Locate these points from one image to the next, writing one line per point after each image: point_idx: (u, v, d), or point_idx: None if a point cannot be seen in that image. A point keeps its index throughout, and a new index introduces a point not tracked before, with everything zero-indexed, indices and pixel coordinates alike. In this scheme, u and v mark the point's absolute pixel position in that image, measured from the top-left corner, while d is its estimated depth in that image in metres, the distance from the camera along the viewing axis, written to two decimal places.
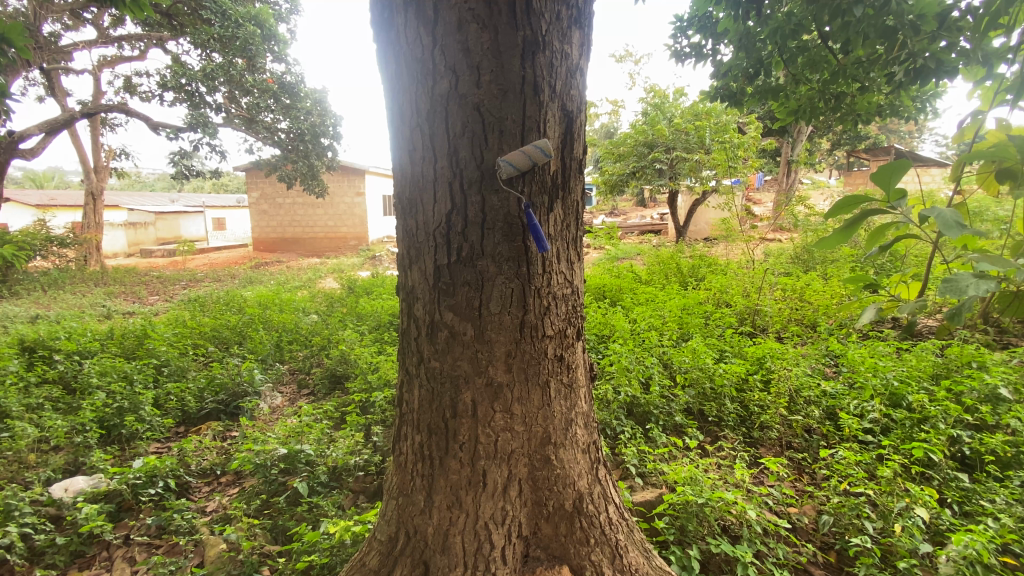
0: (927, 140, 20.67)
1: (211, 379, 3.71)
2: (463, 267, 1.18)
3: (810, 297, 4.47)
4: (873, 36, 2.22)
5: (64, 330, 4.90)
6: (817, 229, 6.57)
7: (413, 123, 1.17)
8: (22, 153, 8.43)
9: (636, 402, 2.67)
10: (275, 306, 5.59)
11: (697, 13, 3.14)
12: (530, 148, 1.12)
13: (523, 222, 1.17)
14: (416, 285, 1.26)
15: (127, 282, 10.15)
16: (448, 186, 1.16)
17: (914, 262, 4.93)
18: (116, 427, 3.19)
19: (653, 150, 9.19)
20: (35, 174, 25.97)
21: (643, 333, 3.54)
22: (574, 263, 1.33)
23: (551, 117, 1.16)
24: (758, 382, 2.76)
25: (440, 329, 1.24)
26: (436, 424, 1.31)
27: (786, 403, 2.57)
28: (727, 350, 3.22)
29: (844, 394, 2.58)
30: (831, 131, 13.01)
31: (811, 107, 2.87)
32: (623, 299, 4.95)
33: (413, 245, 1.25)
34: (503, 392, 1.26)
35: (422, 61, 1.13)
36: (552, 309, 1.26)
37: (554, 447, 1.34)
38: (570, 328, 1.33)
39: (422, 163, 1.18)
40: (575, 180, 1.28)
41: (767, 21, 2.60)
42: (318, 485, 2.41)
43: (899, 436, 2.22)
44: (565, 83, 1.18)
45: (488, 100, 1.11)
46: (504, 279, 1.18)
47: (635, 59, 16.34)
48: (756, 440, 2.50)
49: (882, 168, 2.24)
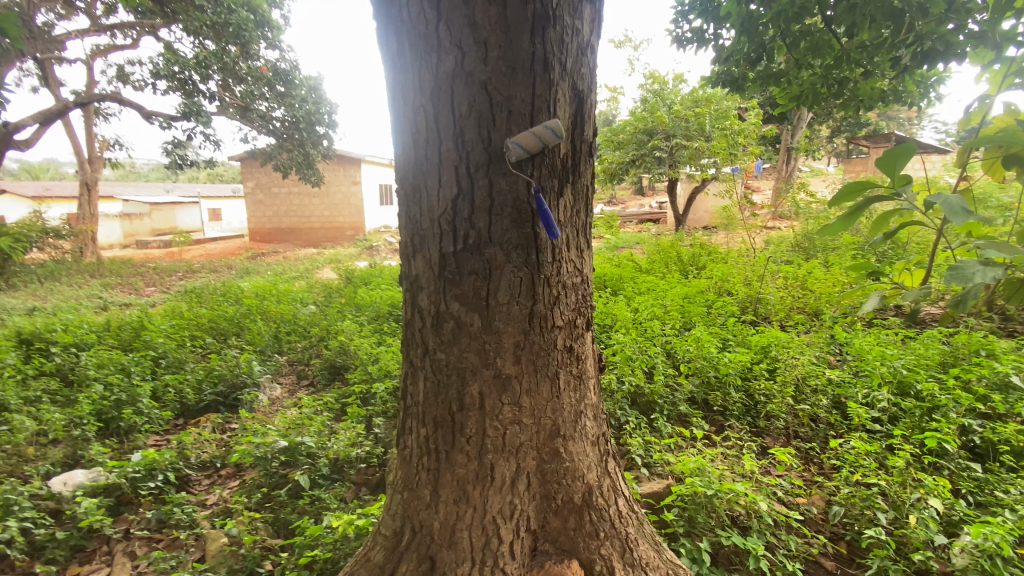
0: (926, 128, 20.58)
1: (209, 371, 3.68)
2: (470, 254, 1.13)
3: (813, 285, 4.46)
4: (880, 18, 2.23)
5: (59, 323, 4.84)
6: (818, 216, 6.54)
7: (416, 103, 1.11)
8: (16, 143, 8.32)
9: (640, 391, 2.63)
10: (273, 299, 5.53)
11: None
12: (542, 129, 1.06)
13: (532, 207, 1.12)
14: (420, 274, 1.22)
15: (123, 274, 10.06)
16: (454, 171, 1.10)
17: (917, 249, 4.90)
18: (113, 420, 3.16)
19: (652, 137, 9.01)
20: (28, 166, 25.69)
21: (645, 322, 3.52)
22: (583, 251, 1.28)
23: (562, 97, 1.11)
24: (764, 371, 2.71)
25: (446, 320, 1.20)
26: (441, 418, 1.27)
27: (792, 393, 2.54)
28: (730, 339, 3.19)
29: (850, 382, 2.55)
30: (831, 119, 12.88)
31: (813, 92, 2.91)
32: (623, 288, 4.91)
33: (416, 232, 1.20)
34: (511, 385, 1.22)
35: (426, 37, 1.07)
36: (562, 298, 1.22)
37: (563, 440, 1.30)
38: (580, 318, 1.29)
39: (426, 146, 1.12)
40: (586, 164, 1.22)
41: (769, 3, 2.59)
42: (319, 478, 2.35)
43: (908, 425, 2.20)
44: (575, 60, 1.12)
45: (496, 79, 1.05)
46: (512, 268, 1.14)
47: (635, 45, 16.12)
48: (762, 429, 2.45)
49: (887, 154, 2.25)
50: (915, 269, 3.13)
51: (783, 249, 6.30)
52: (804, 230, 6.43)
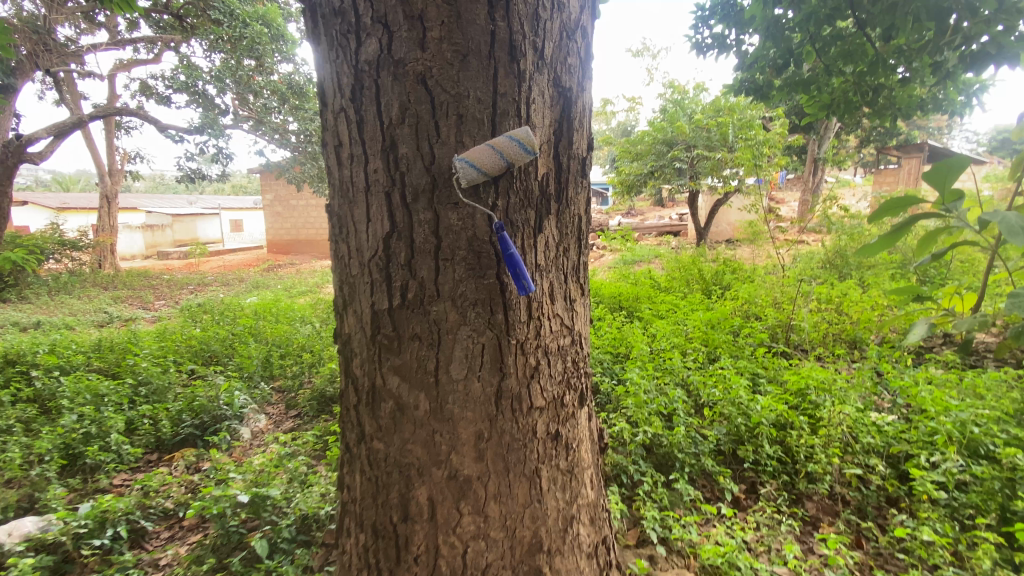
0: (958, 137, 19.71)
1: (191, 401, 3.42)
2: (412, 313, 0.90)
3: (850, 309, 4.07)
4: (924, 17, 2.31)
5: (48, 342, 4.66)
6: (852, 232, 6.11)
7: (338, 105, 0.92)
8: (32, 157, 8.34)
9: (657, 442, 2.27)
10: (270, 318, 5.31)
11: (720, 1, 3.48)
12: (502, 142, 0.86)
13: (494, 247, 0.89)
14: (352, 334, 0.98)
15: (136, 286, 10.04)
16: (386, 199, 0.90)
17: (963, 271, 4.50)
18: (80, 456, 2.92)
19: (672, 148, 8.63)
20: (60, 178, 26.39)
21: (663, 352, 3.16)
22: (573, 306, 1.02)
23: (536, 94, 0.91)
24: (805, 423, 2.31)
25: (384, 400, 0.94)
26: (384, 525, 0.98)
27: (839, 451, 2.16)
28: (760, 377, 2.85)
29: (903, 435, 2.19)
30: (859, 129, 12.34)
31: (846, 100, 2.94)
32: (640, 310, 4.55)
33: (346, 280, 0.97)
34: (471, 488, 0.93)
35: (344, 16, 0.88)
36: (541, 371, 0.94)
37: (546, 555, 0.99)
38: (569, 394, 1.01)
39: (352, 164, 0.93)
40: (575, 185, 1.00)
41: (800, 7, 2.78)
42: (280, 542, 2.04)
43: (982, 497, 1.82)
44: (556, 46, 0.93)
45: (439, 68, 0.86)
46: (469, 333, 0.89)
47: (653, 54, 15.81)
48: (802, 494, 2.08)
49: (939, 165, 1.91)
50: (967, 294, 2.72)
51: (813, 267, 5.87)
52: (836, 246, 5.98)
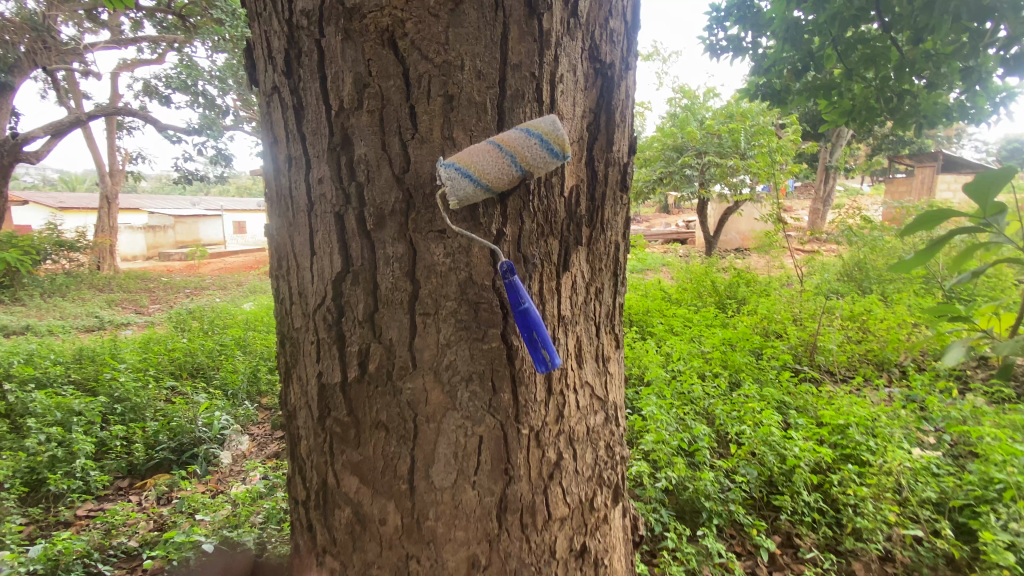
0: (966, 147, 19.40)
1: (169, 421, 3.17)
2: (378, 393, 0.78)
3: (875, 327, 3.76)
4: (965, 17, 2.06)
5: (27, 351, 4.41)
6: (870, 243, 5.84)
7: (273, 87, 0.78)
8: (28, 156, 8.16)
9: (681, 487, 2.00)
10: (261, 327, 5.05)
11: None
12: (511, 136, 0.69)
13: (500, 296, 0.75)
14: (298, 411, 0.87)
15: (132, 288, 9.80)
16: (334, 221, 0.76)
17: (994, 288, 4.24)
18: (44, 483, 2.65)
19: (682, 154, 8.32)
20: (65, 177, 26.34)
21: (680, 376, 2.89)
22: (602, 381, 0.91)
23: (565, 68, 0.75)
24: (854, 471, 2.03)
25: (340, 507, 0.84)
26: None
27: (891, 502, 1.89)
28: (790, 408, 2.59)
29: (955, 484, 1.96)
30: (871, 137, 12.07)
31: (867, 107, 2.63)
32: (652, 326, 4.23)
33: (288, 337, 0.86)
34: None
35: None
36: (557, 474, 0.84)
37: None
38: (602, 493, 0.92)
39: (291, 170, 0.79)
40: (612, 204, 0.85)
41: (823, 5, 2.49)
42: None
43: None
44: (593, 4, 0.78)
45: (420, 23, 0.69)
46: (454, 423, 0.77)
47: (663, 58, 15.58)
48: (849, 553, 1.81)
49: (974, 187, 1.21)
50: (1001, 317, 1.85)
51: (829, 280, 5.61)
52: (855, 258, 5.73)
